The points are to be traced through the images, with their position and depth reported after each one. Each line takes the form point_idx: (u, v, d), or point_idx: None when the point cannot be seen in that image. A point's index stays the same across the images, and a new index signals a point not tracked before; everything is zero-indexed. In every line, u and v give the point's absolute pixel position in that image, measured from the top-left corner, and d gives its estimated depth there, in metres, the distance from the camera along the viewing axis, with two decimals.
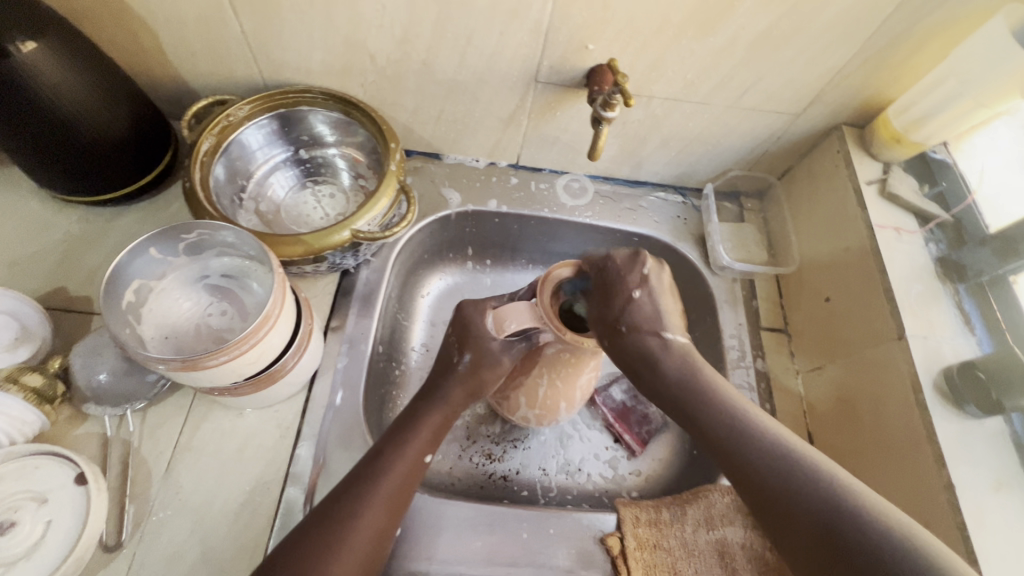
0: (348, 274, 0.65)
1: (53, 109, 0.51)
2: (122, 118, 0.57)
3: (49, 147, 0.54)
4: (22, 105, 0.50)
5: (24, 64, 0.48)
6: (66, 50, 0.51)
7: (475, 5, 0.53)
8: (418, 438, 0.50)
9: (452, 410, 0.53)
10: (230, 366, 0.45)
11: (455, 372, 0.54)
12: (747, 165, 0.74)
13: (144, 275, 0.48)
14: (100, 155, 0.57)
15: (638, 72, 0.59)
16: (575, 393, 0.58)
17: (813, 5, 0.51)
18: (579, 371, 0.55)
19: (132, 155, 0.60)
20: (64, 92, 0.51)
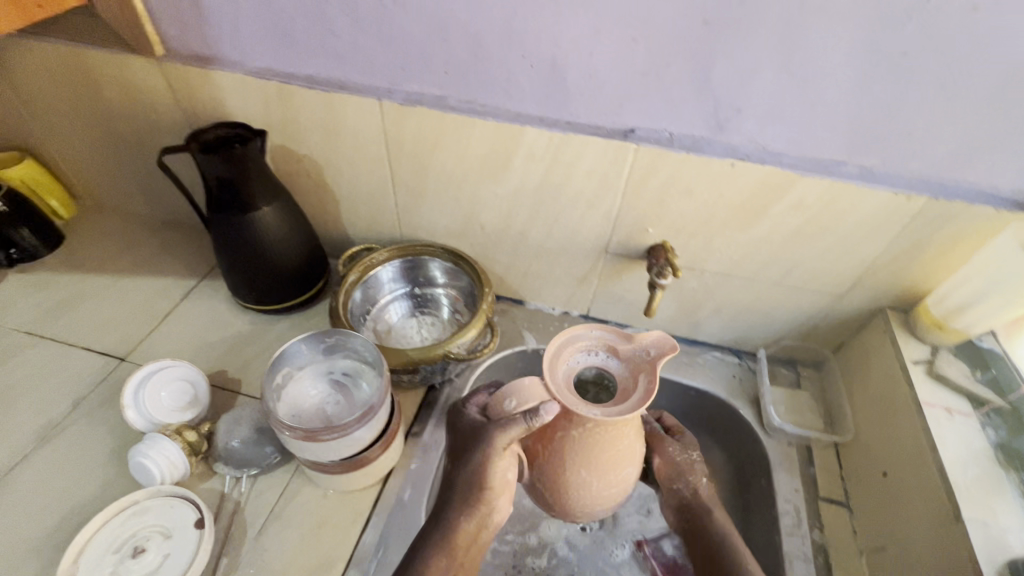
0: (433, 389, 0.78)
1: (265, 246, 0.75)
2: (300, 257, 0.79)
3: (253, 269, 0.77)
4: (249, 242, 0.74)
5: (259, 216, 0.73)
6: (286, 211, 0.75)
7: (563, 198, 0.72)
8: (433, 567, 0.56)
9: (460, 541, 0.58)
10: (335, 444, 0.57)
11: (476, 499, 0.57)
12: (799, 337, 0.80)
13: (292, 364, 0.64)
14: (281, 278, 0.79)
15: (690, 251, 0.73)
16: (616, 472, 0.54)
17: (833, 213, 0.63)
18: (589, 452, 0.51)
19: (297, 282, 0.81)
20: (273, 237, 0.75)
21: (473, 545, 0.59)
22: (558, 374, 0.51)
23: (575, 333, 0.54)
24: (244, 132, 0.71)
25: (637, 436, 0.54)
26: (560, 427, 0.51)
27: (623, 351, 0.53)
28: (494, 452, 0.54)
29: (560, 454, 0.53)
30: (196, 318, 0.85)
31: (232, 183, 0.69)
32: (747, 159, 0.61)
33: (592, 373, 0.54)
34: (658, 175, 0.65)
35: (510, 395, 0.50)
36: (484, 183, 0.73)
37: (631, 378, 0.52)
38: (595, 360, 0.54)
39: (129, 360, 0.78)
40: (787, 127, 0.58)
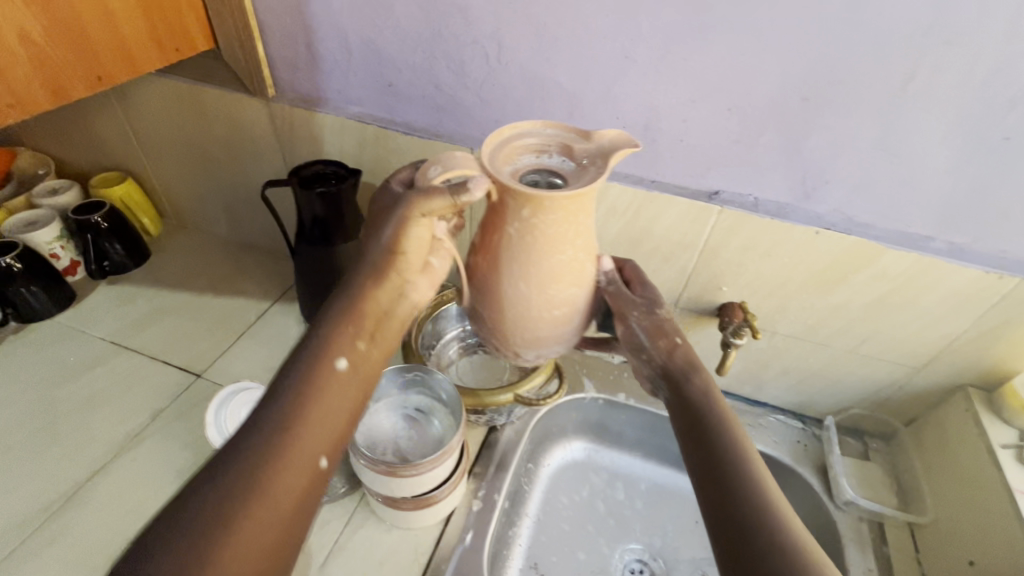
0: (494, 429, 0.78)
1: (348, 279, 0.79)
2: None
3: (332, 299, 0.81)
4: (334, 274, 0.78)
5: (345, 248, 0.76)
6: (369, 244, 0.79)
7: (639, 251, 0.73)
8: (337, 345, 0.47)
9: (326, 383, 0.45)
10: (412, 482, 0.58)
11: (375, 273, 0.50)
12: (869, 407, 0.78)
13: (371, 396, 0.66)
14: None
15: (763, 312, 0.73)
16: (544, 276, 0.50)
17: (918, 287, 0.63)
18: (536, 255, 0.49)
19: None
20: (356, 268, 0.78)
21: (371, 338, 0.49)
22: (502, 163, 0.48)
23: (526, 129, 0.50)
24: (340, 169, 0.75)
25: (586, 253, 0.51)
26: (506, 212, 0.48)
27: (579, 149, 0.48)
28: (409, 222, 0.48)
29: (500, 259, 0.51)
30: (268, 340, 0.88)
31: (326, 216, 0.73)
32: (833, 228, 0.62)
33: (535, 174, 0.49)
34: (739, 237, 0.66)
35: (435, 164, 0.46)
36: None
37: (581, 170, 0.47)
38: (546, 160, 0.49)
39: (205, 377, 0.81)
40: (876, 200, 0.59)
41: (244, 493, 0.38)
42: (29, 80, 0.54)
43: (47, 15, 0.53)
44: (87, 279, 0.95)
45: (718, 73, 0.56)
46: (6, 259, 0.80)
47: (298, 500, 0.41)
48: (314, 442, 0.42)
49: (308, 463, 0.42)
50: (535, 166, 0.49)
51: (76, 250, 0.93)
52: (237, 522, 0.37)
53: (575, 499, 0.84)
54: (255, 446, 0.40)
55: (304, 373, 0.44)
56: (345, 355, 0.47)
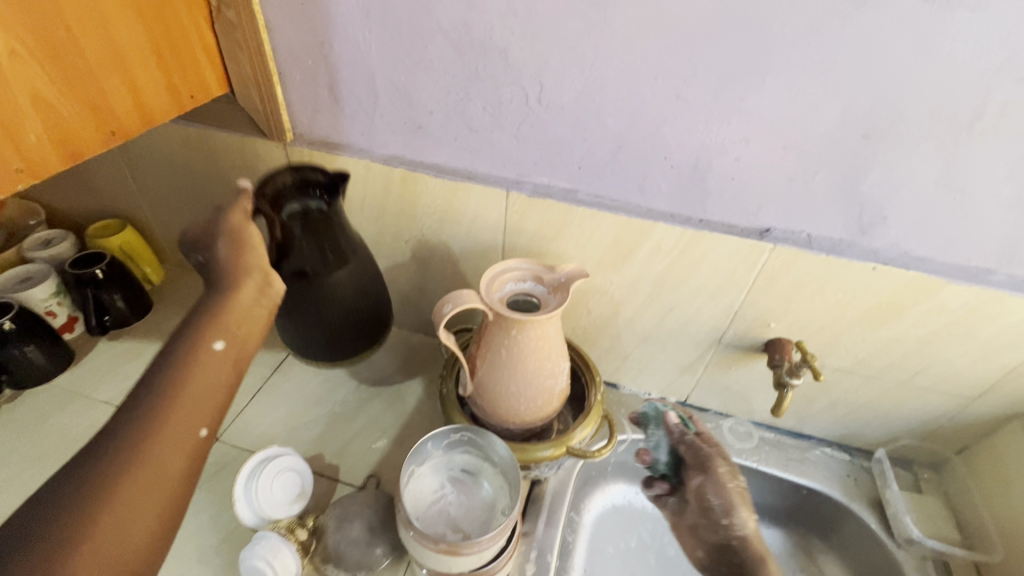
0: (537, 481, 0.74)
1: (331, 295, 0.71)
2: (372, 302, 0.75)
3: (314, 319, 0.72)
4: (316, 292, 0.70)
5: (340, 276, 0.70)
6: (359, 257, 0.72)
7: (682, 290, 0.71)
8: (212, 331, 0.53)
9: (203, 366, 0.51)
10: (474, 559, 0.54)
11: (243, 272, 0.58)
12: (919, 436, 0.76)
13: (417, 462, 0.61)
14: (341, 332, 0.74)
15: (813, 346, 0.71)
16: (538, 374, 0.66)
17: (979, 319, 0.61)
18: (519, 360, 0.65)
19: (367, 330, 0.77)
20: (351, 294, 0.72)
21: (245, 322, 0.56)
22: (491, 294, 0.64)
23: (510, 263, 0.66)
24: (315, 177, 0.68)
25: (558, 353, 0.67)
26: (495, 327, 0.64)
27: (547, 279, 0.66)
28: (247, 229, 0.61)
29: (493, 362, 0.66)
30: (288, 394, 0.83)
31: (304, 244, 0.67)
32: (890, 263, 0.60)
33: (522, 299, 0.67)
34: (791, 273, 0.64)
35: (448, 302, 0.61)
36: (600, 272, 0.73)
37: (550, 296, 0.65)
38: (524, 286, 0.66)
39: (223, 440, 0.76)
40: (936, 235, 0.58)
41: (111, 481, 0.43)
42: (40, 144, 0.50)
43: (59, 74, 0.49)
44: (85, 335, 0.89)
45: (775, 113, 0.54)
46: (3, 322, 0.74)
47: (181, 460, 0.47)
48: (191, 417, 0.48)
49: (184, 434, 0.47)
50: (516, 290, 0.66)
51: (73, 306, 0.87)
52: (118, 502, 0.42)
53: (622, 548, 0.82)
54: (137, 418, 0.46)
55: (170, 368, 0.50)
56: (218, 341, 0.52)
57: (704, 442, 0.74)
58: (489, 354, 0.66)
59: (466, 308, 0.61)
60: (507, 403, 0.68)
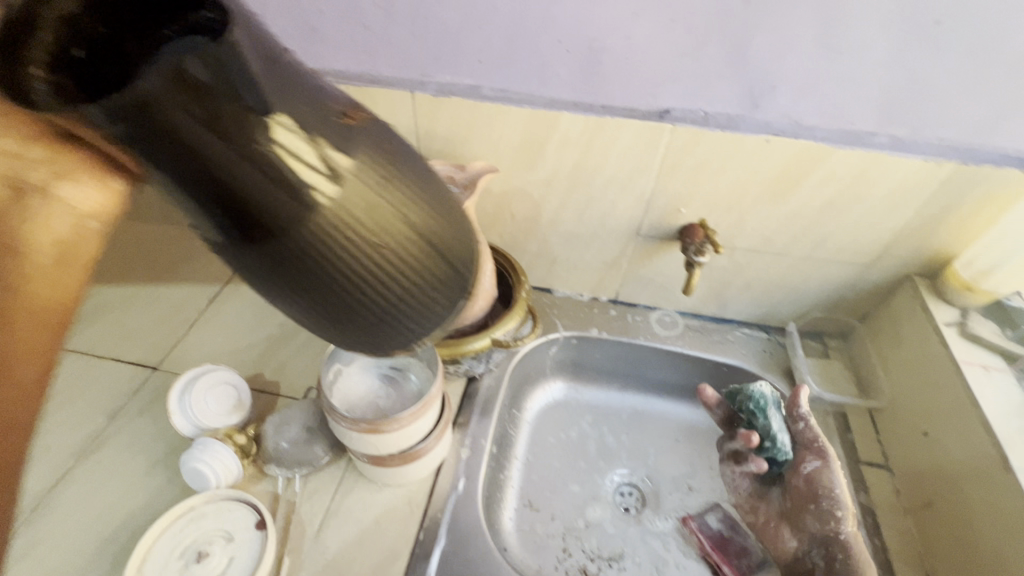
0: (473, 380, 0.78)
1: (259, 210, 0.31)
2: (377, 250, 0.34)
3: (284, 275, 0.33)
4: (205, 184, 0.30)
5: (297, 214, 0.31)
6: (370, 158, 0.34)
7: (596, 182, 0.72)
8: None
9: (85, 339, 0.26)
10: (394, 437, 0.58)
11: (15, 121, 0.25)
12: (826, 308, 0.82)
13: (342, 360, 0.63)
14: (302, 288, 0.34)
15: (722, 227, 0.74)
16: None
17: (865, 183, 0.65)
18: None
19: (336, 307, 0.35)
20: (271, 184, 0.30)
21: (66, 266, 0.26)
22: None
23: None
24: (194, 18, 0.29)
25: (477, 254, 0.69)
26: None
27: (458, 178, 0.67)
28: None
29: None
30: (226, 323, 0.84)
31: (110, 126, 0.27)
32: (781, 134, 0.63)
33: None
34: (692, 153, 0.66)
35: None
36: (516, 171, 0.74)
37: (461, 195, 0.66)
38: None
39: (161, 368, 0.77)
40: (822, 100, 0.60)
41: None
42: None
43: None
44: None
45: None
46: None
47: None
48: None
49: None
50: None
51: None
52: None
53: (563, 438, 0.86)
54: None
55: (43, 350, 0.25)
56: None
57: (815, 424, 0.68)
58: None
59: None
60: None
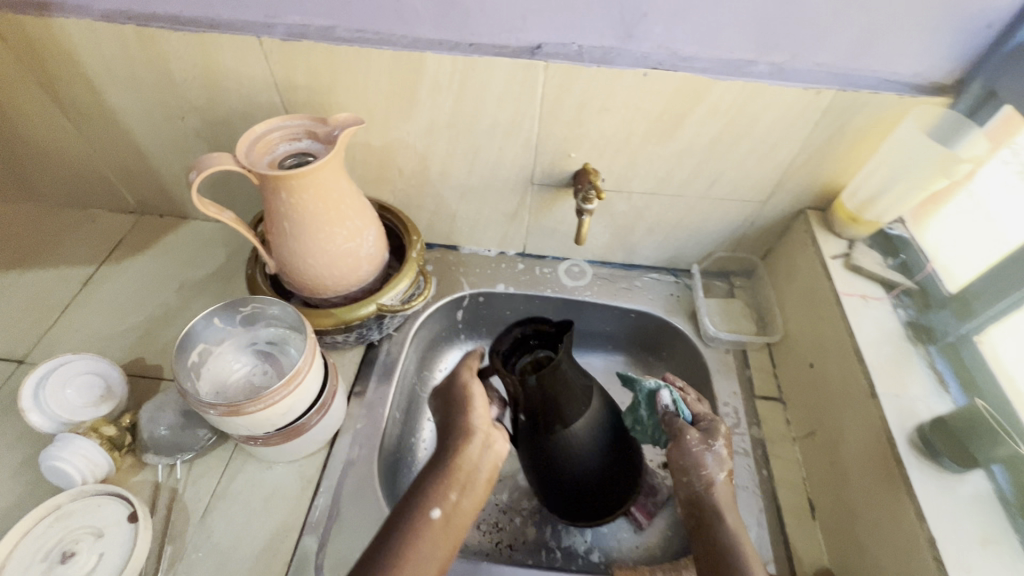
0: (372, 346, 0.75)
1: (596, 465, 0.64)
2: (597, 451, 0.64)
3: (571, 489, 0.65)
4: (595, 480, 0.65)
5: (581, 425, 0.63)
6: (595, 400, 0.65)
7: (478, 129, 0.67)
8: (429, 498, 0.50)
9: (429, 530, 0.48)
10: (264, 415, 0.54)
11: (461, 428, 0.55)
12: (730, 247, 0.81)
13: (208, 340, 0.59)
14: (595, 493, 0.65)
15: (615, 171, 0.71)
16: (330, 239, 0.63)
17: (750, 115, 0.62)
18: (304, 224, 0.61)
19: (581, 486, 0.65)
20: (579, 413, 0.63)
21: (468, 487, 0.52)
22: (254, 154, 0.58)
23: (275, 121, 0.60)
24: (544, 335, 0.66)
25: (352, 215, 0.64)
26: (268, 197, 0.60)
27: (321, 133, 0.61)
28: (467, 380, 0.58)
29: (280, 232, 0.62)
30: (103, 306, 0.78)
31: (532, 389, 0.62)
32: (659, 67, 0.59)
33: (300, 160, 0.62)
34: (571, 92, 0.62)
35: (195, 167, 0.55)
36: (392, 122, 0.68)
37: (324, 151, 0.60)
38: (299, 146, 0.61)
39: (29, 361, 0.71)
40: (696, 27, 0.56)
41: None
42: None
43: None
44: None
45: None
46: None
47: None
48: None
49: None
50: (289, 153, 0.61)
51: None
52: None
53: None
54: None
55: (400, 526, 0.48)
56: (433, 508, 0.49)
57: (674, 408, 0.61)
58: (273, 225, 0.62)
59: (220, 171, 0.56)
60: (309, 275, 0.65)
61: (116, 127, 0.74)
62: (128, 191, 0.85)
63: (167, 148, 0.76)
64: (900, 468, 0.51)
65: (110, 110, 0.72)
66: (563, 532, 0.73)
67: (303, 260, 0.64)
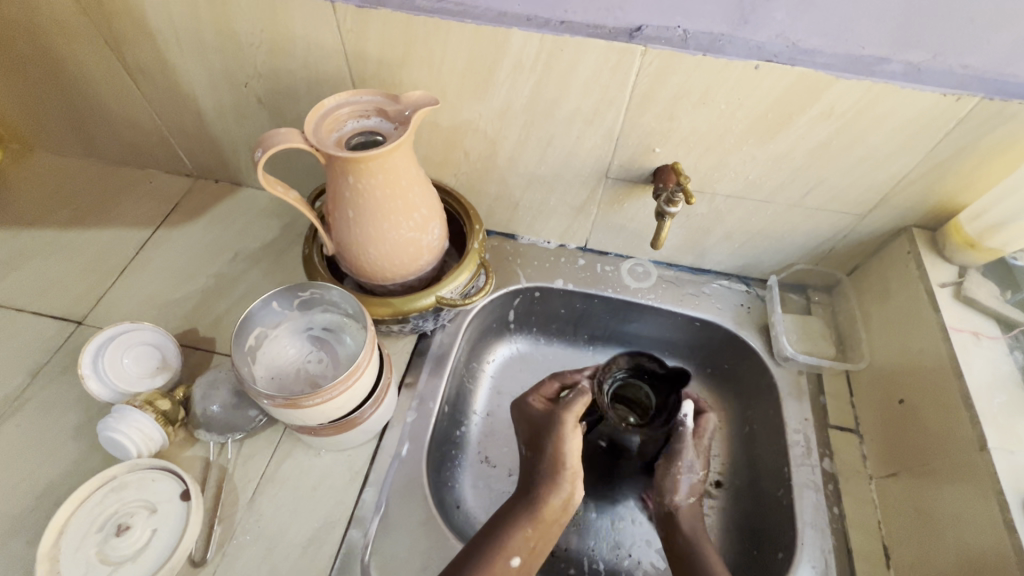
0: (424, 336, 0.72)
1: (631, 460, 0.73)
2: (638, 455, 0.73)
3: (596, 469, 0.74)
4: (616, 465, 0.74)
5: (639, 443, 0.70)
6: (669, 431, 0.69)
7: (557, 115, 0.62)
8: (512, 544, 0.55)
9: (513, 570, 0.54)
10: (320, 408, 0.53)
11: (552, 480, 0.60)
12: (813, 260, 0.75)
13: (265, 324, 0.57)
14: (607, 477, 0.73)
15: (701, 171, 0.65)
16: (395, 226, 0.60)
17: (868, 120, 0.55)
18: (369, 209, 0.58)
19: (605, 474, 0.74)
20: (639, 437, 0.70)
21: (544, 537, 0.57)
22: (321, 131, 0.55)
23: (344, 97, 0.56)
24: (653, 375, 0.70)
25: (418, 202, 0.60)
26: (336, 178, 0.56)
27: (392, 112, 0.57)
28: (568, 429, 0.63)
29: (343, 215, 0.59)
30: (158, 272, 0.77)
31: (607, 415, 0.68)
32: (775, 59, 0.52)
33: (368, 140, 0.58)
34: (668, 83, 0.56)
35: (262, 143, 0.52)
36: (465, 102, 0.63)
37: (394, 133, 0.56)
38: (367, 124, 0.57)
39: (86, 323, 0.71)
40: (826, 17, 0.49)
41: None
42: None
43: None
44: None
45: None
46: None
47: None
48: None
49: None
50: (357, 131, 0.57)
51: None
52: None
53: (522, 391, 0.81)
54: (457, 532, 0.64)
55: (485, 556, 0.53)
56: (514, 555, 0.54)
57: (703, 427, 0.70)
58: (336, 207, 0.59)
59: (288, 149, 0.52)
60: (369, 261, 0.63)
61: (177, 88, 0.72)
62: (186, 154, 0.83)
63: (227, 113, 0.74)
64: (1012, 534, 0.47)
65: (173, 71, 0.69)
66: (606, 544, 0.70)
67: (364, 245, 0.61)
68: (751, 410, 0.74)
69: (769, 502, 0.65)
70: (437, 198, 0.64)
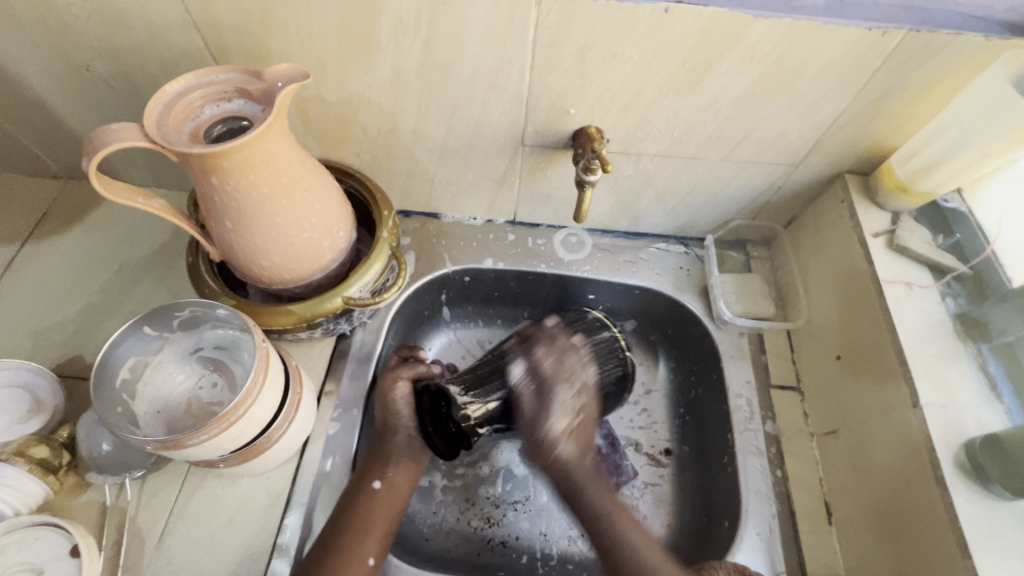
0: (344, 336, 0.66)
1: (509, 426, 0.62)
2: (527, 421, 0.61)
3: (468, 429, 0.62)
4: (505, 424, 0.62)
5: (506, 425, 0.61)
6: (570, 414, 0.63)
7: (456, 81, 0.55)
8: (370, 472, 0.56)
9: (376, 497, 0.55)
10: (212, 443, 0.46)
11: (393, 418, 0.60)
12: (749, 215, 0.71)
13: (140, 352, 0.50)
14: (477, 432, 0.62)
15: (622, 131, 0.59)
16: (287, 228, 0.53)
17: (794, 63, 0.50)
18: (248, 210, 0.50)
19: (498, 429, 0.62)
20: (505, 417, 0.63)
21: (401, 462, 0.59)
22: (171, 123, 0.46)
23: (195, 79, 0.47)
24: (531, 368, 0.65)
25: (309, 196, 0.53)
26: (198, 180, 0.48)
27: (256, 92, 0.48)
28: (394, 388, 0.61)
29: (220, 221, 0.51)
30: (30, 294, 0.67)
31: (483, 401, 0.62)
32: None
33: (235, 128, 0.50)
34: (573, 35, 0.49)
35: (92, 144, 0.43)
36: (348, 72, 0.55)
37: (262, 117, 0.48)
38: (230, 108, 0.49)
39: None
40: None
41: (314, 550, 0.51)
42: None
43: None
44: None
45: None
46: None
47: (376, 541, 0.53)
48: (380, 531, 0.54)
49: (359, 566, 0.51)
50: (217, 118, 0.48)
51: None
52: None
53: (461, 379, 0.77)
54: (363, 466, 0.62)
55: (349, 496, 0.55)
56: (376, 479, 0.56)
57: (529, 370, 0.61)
58: (210, 211, 0.51)
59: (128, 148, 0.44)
60: (263, 268, 0.55)
61: (6, 77, 0.60)
62: (43, 152, 0.72)
63: (76, 102, 0.62)
64: (942, 491, 0.46)
65: None
66: (559, 526, 0.68)
67: (252, 251, 0.54)
68: (694, 375, 0.72)
69: (714, 467, 0.64)
70: (336, 188, 0.57)
